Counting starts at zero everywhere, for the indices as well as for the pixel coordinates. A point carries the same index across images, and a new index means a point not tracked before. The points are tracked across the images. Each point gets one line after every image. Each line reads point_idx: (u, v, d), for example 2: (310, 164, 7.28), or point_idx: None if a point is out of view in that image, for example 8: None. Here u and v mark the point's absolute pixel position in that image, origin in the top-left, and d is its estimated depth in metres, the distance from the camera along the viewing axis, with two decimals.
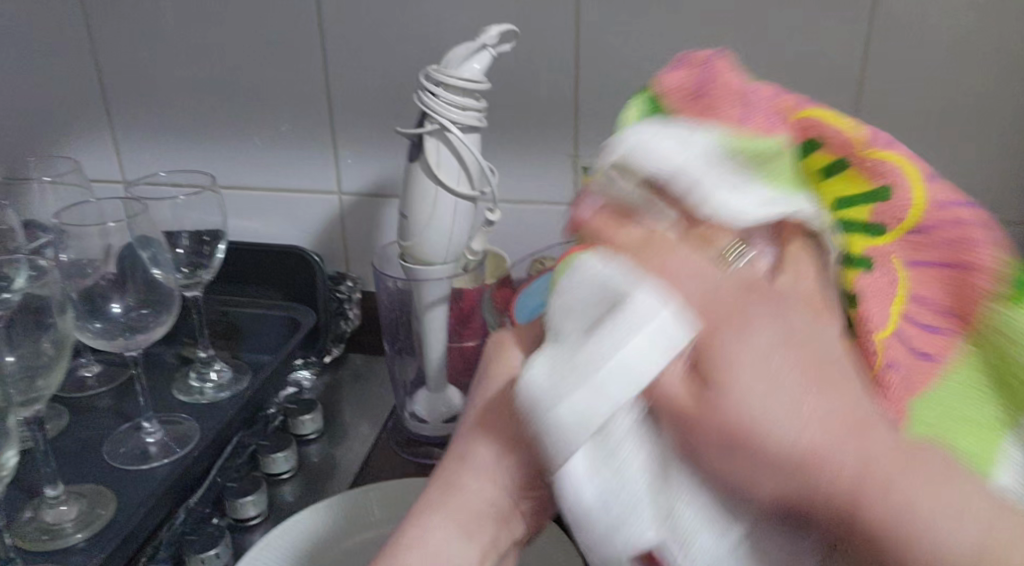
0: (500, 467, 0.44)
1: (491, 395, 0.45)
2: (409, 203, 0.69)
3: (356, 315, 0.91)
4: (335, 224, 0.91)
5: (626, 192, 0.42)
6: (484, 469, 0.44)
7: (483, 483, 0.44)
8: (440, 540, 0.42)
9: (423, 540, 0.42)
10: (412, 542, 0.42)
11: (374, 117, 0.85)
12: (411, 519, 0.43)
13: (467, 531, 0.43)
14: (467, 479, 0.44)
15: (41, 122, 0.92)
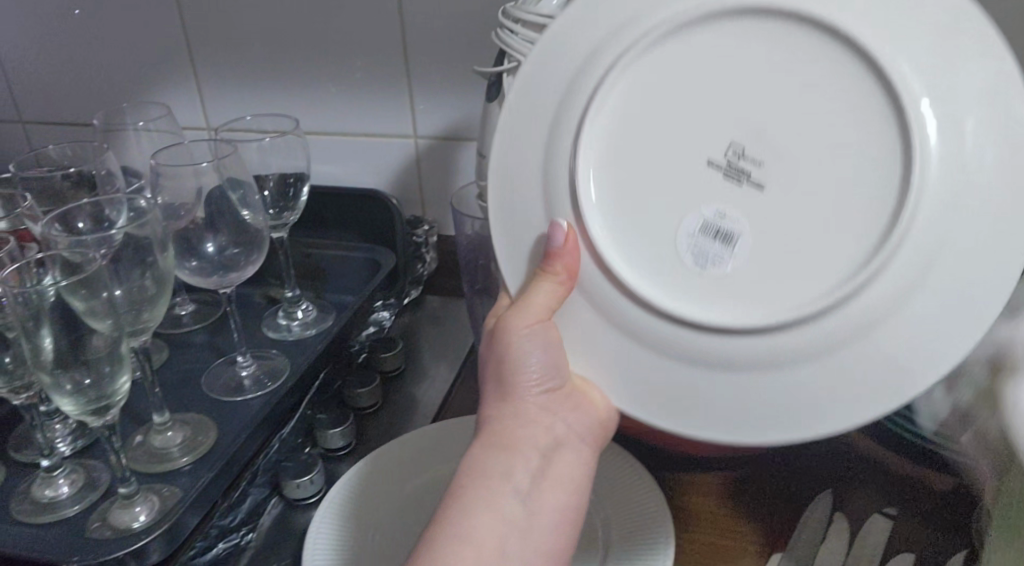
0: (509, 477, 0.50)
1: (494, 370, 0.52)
2: (487, 144, 0.70)
3: (433, 258, 0.94)
4: (412, 168, 0.93)
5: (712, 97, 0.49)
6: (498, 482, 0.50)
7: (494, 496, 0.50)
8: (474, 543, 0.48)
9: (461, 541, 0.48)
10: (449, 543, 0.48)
11: (450, 61, 0.85)
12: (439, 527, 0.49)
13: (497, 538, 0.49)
14: (483, 491, 0.50)
15: (130, 70, 0.95)
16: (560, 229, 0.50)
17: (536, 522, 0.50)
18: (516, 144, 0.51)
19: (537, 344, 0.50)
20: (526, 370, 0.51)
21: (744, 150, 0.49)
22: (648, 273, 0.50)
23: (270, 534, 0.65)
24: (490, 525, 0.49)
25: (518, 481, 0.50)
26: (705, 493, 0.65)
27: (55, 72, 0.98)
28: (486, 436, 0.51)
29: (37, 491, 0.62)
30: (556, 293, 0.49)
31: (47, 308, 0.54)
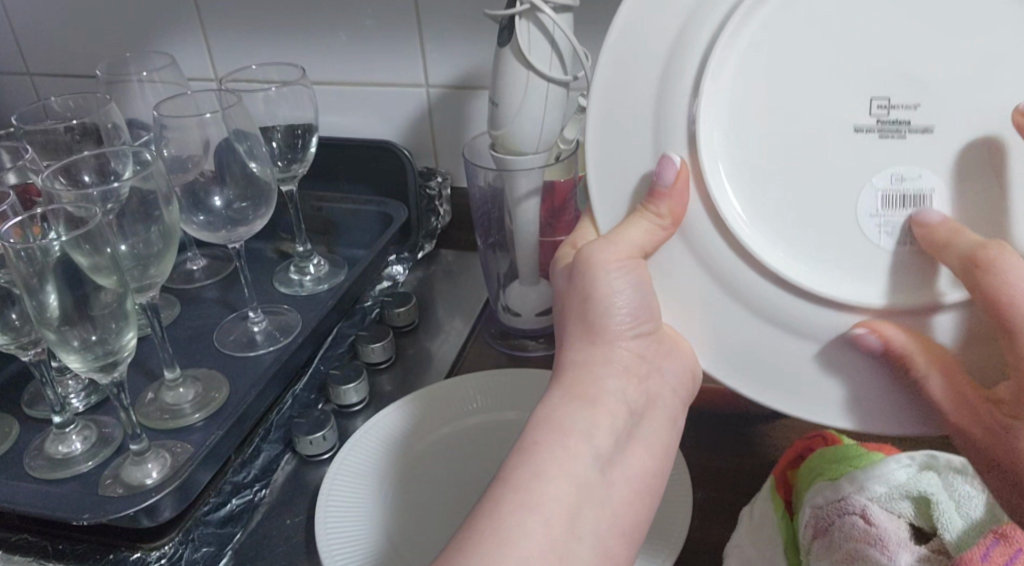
0: (587, 449, 0.48)
1: (575, 325, 0.51)
2: (500, 91, 0.67)
3: (447, 211, 0.92)
4: (423, 118, 0.91)
5: (842, 57, 0.47)
6: (571, 456, 0.48)
7: (568, 468, 0.47)
8: (535, 525, 0.46)
9: (521, 523, 0.46)
10: (510, 523, 0.45)
11: (460, 5, 0.83)
12: (503, 506, 0.46)
13: (559, 514, 0.46)
14: (549, 465, 0.47)
15: (134, 19, 0.93)
16: (672, 166, 0.47)
17: (612, 486, 0.49)
18: (631, 113, 0.48)
19: (629, 289, 0.49)
20: (616, 312, 0.49)
21: (889, 103, 0.47)
22: (783, 238, 0.48)
23: (284, 489, 0.65)
24: (565, 474, 0.47)
25: (601, 440, 0.49)
26: (731, 454, 0.63)
27: (59, 16, 0.96)
28: (575, 384, 0.50)
29: (50, 447, 0.62)
30: (654, 234, 0.48)
31: (51, 265, 0.54)
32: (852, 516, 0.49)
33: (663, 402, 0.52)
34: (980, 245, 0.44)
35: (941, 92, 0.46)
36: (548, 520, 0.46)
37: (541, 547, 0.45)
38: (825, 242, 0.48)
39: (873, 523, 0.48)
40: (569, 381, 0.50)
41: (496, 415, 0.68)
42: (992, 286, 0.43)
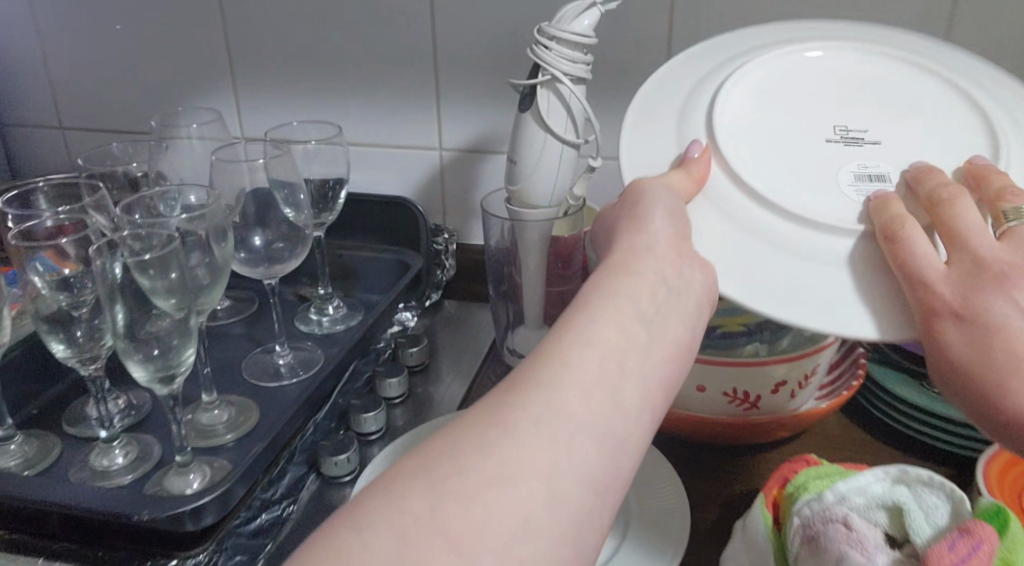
0: (627, 315, 0.47)
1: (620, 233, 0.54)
2: (518, 150, 0.75)
3: (452, 265, 0.99)
4: (435, 178, 0.99)
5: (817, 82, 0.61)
6: (612, 317, 0.47)
7: (608, 326, 0.47)
8: (574, 368, 0.45)
9: (562, 367, 0.45)
10: (549, 369, 0.44)
11: (477, 77, 0.92)
12: (544, 356, 0.45)
13: (598, 366, 0.45)
14: (591, 323, 0.47)
15: (174, 82, 1.02)
16: (697, 147, 0.57)
17: (654, 356, 0.47)
18: (659, 123, 0.60)
19: (662, 207, 0.53)
20: (658, 224, 0.52)
21: (847, 128, 0.60)
22: (778, 193, 0.56)
23: (309, 506, 0.69)
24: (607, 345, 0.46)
25: (644, 306, 0.48)
26: (723, 481, 0.69)
27: (102, 75, 1.04)
28: (614, 265, 0.50)
29: (95, 460, 0.66)
30: (689, 184, 0.55)
31: (119, 287, 0.61)
32: (837, 523, 0.55)
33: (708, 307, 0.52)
34: (896, 220, 0.52)
35: (893, 112, 0.60)
36: (583, 383, 0.44)
37: (578, 390, 0.44)
38: (817, 204, 0.56)
39: (852, 529, 0.55)
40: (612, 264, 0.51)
41: None
42: (898, 251, 0.51)
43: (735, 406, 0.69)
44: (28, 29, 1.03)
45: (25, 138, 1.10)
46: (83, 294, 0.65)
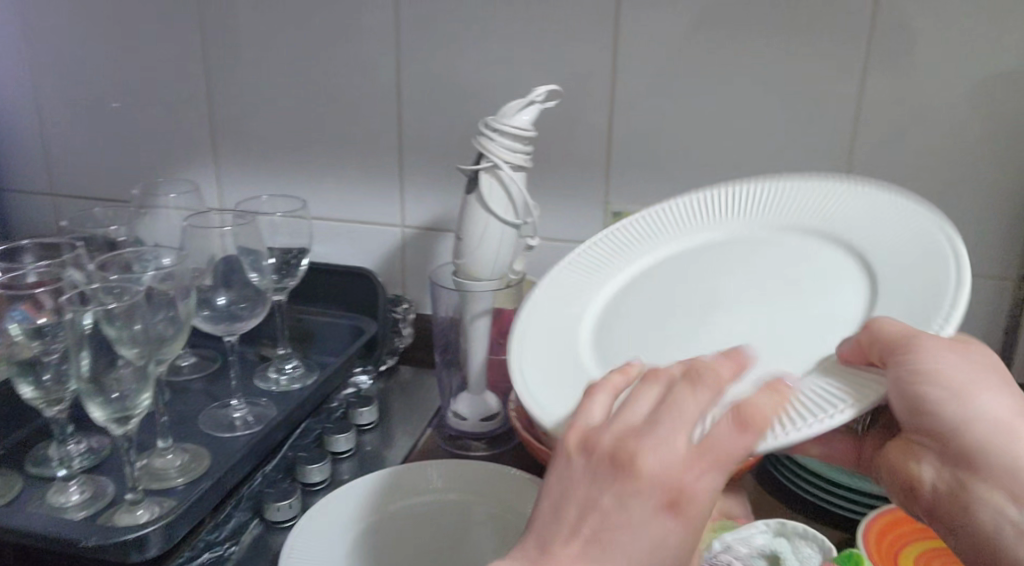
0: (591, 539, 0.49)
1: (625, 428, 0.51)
2: (464, 228, 0.83)
3: (408, 333, 1.04)
4: (396, 254, 1.07)
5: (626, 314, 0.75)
6: (581, 533, 0.50)
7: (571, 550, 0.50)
8: None
9: None
10: None
11: (436, 164, 1.01)
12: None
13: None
14: (564, 538, 0.50)
15: (158, 157, 1.10)
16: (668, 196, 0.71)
17: (636, 541, 0.49)
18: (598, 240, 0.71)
19: (649, 399, 0.52)
20: (635, 419, 0.51)
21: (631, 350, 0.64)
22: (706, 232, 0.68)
23: (250, 550, 0.74)
24: (638, 556, 0.49)
25: (632, 515, 0.49)
26: None
27: (92, 149, 1.13)
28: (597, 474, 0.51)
29: (52, 497, 0.71)
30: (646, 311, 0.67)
31: (85, 337, 0.67)
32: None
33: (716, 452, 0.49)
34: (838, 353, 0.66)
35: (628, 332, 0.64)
36: None
37: None
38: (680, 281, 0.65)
39: None
40: (609, 470, 0.50)
41: (443, 495, 0.77)
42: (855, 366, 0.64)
43: None
44: (30, 107, 1.13)
45: (15, 203, 1.18)
46: (55, 341, 0.71)
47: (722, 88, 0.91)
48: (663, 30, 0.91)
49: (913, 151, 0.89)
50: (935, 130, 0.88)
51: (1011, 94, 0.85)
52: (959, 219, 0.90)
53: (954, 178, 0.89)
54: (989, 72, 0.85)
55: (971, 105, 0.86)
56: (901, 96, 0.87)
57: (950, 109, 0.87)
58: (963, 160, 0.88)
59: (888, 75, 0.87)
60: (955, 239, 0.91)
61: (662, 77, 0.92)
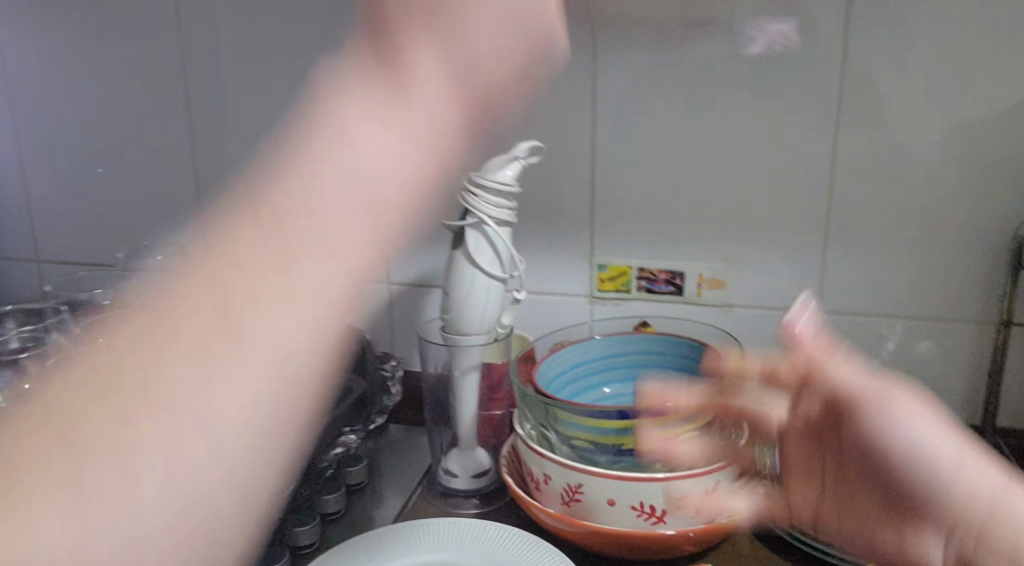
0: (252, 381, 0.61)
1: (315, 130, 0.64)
2: (450, 283, 0.84)
3: (397, 392, 1.05)
4: (384, 311, 1.09)
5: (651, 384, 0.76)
6: (244, 377, 0.61)
7: (247, 378, 0.61)
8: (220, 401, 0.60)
9: (207, 409, 0.60)
10: (188, 403, 0.60)
11: (422, 222, 1.04)
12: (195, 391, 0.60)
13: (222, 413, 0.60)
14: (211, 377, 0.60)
15: (142, 219, 1.11)
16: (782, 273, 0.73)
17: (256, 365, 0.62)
18: None
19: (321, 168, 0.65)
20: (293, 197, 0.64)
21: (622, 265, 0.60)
22: None
23: None
24: (225, 409, 0.60)
25: (216, 330, 0.62)
26: None
27: (75, 212, 1.13)
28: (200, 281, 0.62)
29: None
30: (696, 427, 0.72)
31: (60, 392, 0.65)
32: None
33: (329, 271, 0.65)
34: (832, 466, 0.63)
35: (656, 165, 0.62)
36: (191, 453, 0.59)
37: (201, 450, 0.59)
38: None
39: None
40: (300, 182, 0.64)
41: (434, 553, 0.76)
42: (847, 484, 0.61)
43: (643, 519, 0.74)
44: (13, 170, 1.13)
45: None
46: None
47: (699, 143, 0.94)
48: (645, 92, 0.94)
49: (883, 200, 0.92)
50: (904, 179, 0.91)
51: (978, 153, 0.88)
52: (929, 265, 0.93)
53: (925, 225, 0.92)
54: (957, 131, 0.88)
55: (937, 157, 0.89)
56: (873, 152, 0.91)
57: (917, 159, 0.90)
58: (932, 209, 0.91)
59: (860, 132, 0.91)
60: (927, 282, 0.94)
61: (640, 133, 0.96)
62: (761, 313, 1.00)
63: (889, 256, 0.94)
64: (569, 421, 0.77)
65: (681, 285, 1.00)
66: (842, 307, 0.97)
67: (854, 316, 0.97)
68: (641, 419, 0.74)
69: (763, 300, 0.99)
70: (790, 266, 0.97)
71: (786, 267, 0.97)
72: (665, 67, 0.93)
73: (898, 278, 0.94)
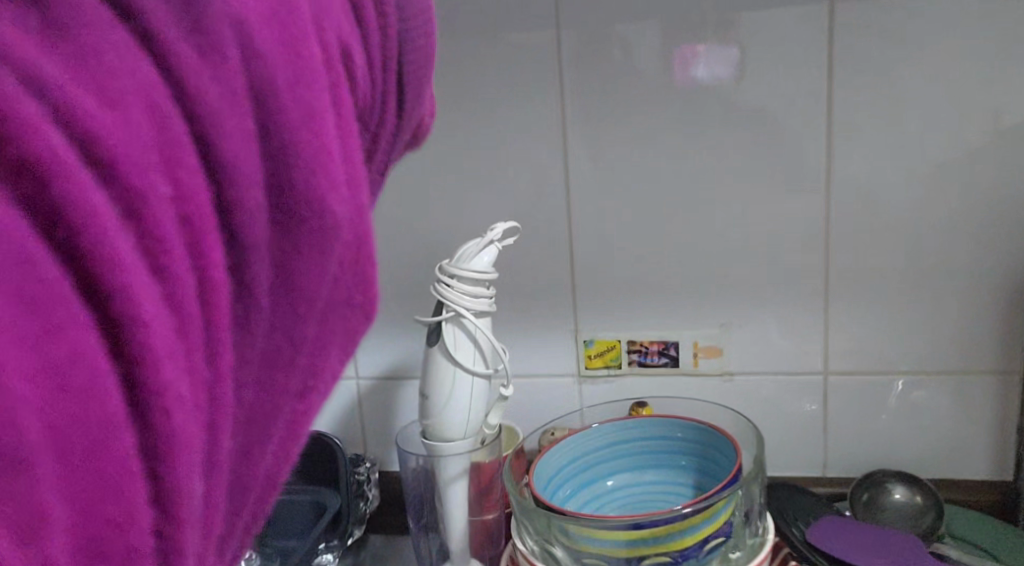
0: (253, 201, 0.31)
1: None
2: (428, 385, 0.76)
3: (373, 496, 0.95)
4: (354, 409, 0.99)
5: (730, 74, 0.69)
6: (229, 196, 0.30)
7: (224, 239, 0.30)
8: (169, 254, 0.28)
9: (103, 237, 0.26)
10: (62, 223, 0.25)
11: (390, 309, 0.95)
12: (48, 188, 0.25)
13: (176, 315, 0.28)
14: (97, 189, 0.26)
15: None
16: None
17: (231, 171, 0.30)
18: None
19: None
20: None
21: None
22: None
23: None
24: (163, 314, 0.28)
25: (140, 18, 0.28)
26: None
27: None
28: None
29: None
30: None
31: None
32: None
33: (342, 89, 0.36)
34: None
35: None
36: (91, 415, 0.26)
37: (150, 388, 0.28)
38: None
39: None
40: None
41: None
42: None
43: None
44: None
45: None
46: None
47: (683, 203, 0.88)
48: (618, 146, 0.87)
49: (885, 251, 0.86)
50: (906, 226, 0.85)
51: (983, 182, 0.82)
52: (941, 313, 0.87)
53: (932, 273, 0.86)
54: (956, 162, 0.82)
55: (938, 200, 0.84)
56: (871, 196, 0.85)
57: (920, 203, 0.84)
58: (939, 254, 0.85)
59: (854, 173, 0.84)
60: (940, 332, 0.88)
61: (619, 198, 0.89)
62: (766, 376, 0.92)
63: (897, 307, 0.88)
64: (586, 538, 0.67)
65: (676, 354, 0.93)
66: (851, 362, 0.90)
67: (864, 372, 0.90)
68: (660, 526, 0.65)
69: (765, 365, 0.92)
70: (791, 324, 0.90)
71: (787, 324, 0.90)
72: (639, 121, 0.86)
73: (908, 331, 0.88)
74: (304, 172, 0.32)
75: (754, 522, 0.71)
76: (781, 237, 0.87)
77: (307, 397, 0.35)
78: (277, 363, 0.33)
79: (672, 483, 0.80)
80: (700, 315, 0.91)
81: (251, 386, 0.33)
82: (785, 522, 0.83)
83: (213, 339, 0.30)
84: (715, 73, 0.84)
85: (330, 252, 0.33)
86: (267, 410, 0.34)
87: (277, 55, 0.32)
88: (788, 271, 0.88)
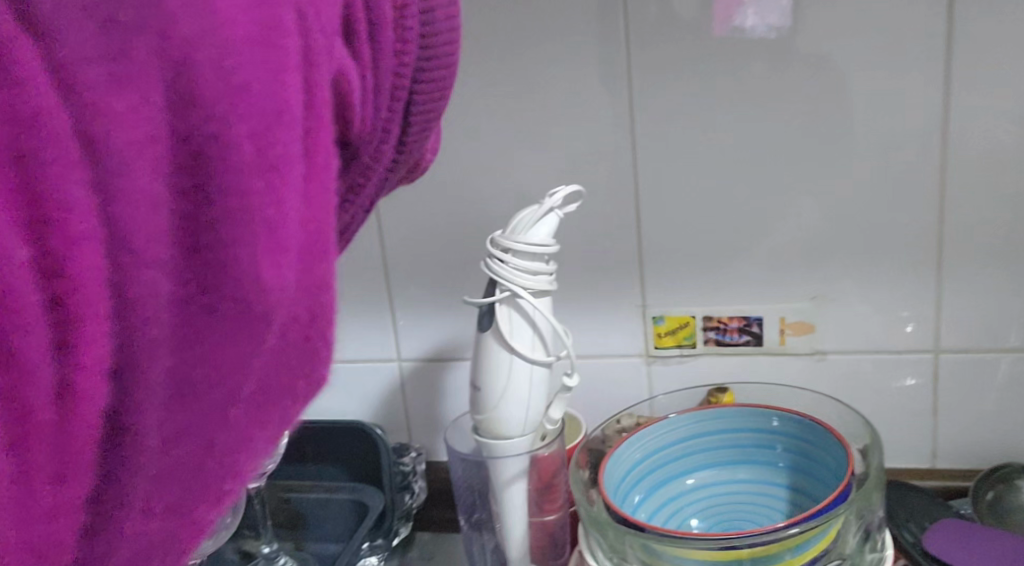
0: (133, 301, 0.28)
1: None
2: (480, 375, 0.66)
3: (421, 489, 0.86)
4: (396, 394, 0.90)
5: None
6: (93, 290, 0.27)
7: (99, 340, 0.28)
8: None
9: None
10: None
11: (432, 286, 0.85)
12: None
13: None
14: None
15: None
16: None
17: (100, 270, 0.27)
18: None
19: None
20: None
21: None
22: None
23: None
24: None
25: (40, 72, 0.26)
26: None
27: None
28: None
29: None
30: None
31: None
32: None
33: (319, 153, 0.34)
34: None
35: None
36: None
37: None
38: None
39: None
40: None
41: None
42: None
43: None
44: None
45: None
46: None
47: (766, 159, 0.76)
48: (684, 85, 0.75)
49: (1008, 210, 0.73)
50: None
51: None
52: None
53: None
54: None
55: None
56: (990, 145, 0.72)
57: None
58: None
59: (972, 118, 0.71)
60: None
61: (691, 154, 0.77)
62: (859, 355, 0.81)
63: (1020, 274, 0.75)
64: (674, 560, 0.56)
65: (759, 331, 0.81)
66: (959, 338, 0.78)
67: (979, 348, 0.78)
68: (758, 547, 0.54)
69: (862, 345, 0.80)
70: (891, 297, 0.78)
71: (887, 298, 0.78)
72: (712, 65, 0.74)
73: None
74: (237, 260, 0.30)
75: (871, 536, 0.60)
76: (883, 198, 0.75)
77: (222, 502, 0.33)
78: (188, 453, 0.31)
79: (764, 484, 0.70)
80: (785, 288, 0.80)
81: (145, 487, 0.31)
82: (893, 525, 0.72)
83: (63, 445, 0.28)
84: (768, 22, 0.72)
85: (252, 343, 0.31)
86: (179, 504, 0.32)
87: (248, 133, 0.30)
88: (892, 238, 0.76)
